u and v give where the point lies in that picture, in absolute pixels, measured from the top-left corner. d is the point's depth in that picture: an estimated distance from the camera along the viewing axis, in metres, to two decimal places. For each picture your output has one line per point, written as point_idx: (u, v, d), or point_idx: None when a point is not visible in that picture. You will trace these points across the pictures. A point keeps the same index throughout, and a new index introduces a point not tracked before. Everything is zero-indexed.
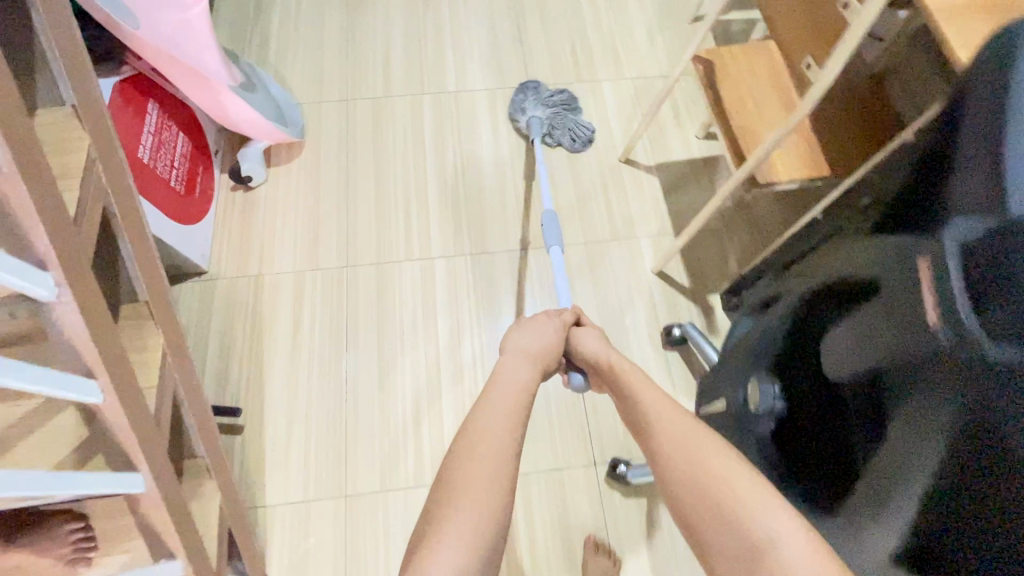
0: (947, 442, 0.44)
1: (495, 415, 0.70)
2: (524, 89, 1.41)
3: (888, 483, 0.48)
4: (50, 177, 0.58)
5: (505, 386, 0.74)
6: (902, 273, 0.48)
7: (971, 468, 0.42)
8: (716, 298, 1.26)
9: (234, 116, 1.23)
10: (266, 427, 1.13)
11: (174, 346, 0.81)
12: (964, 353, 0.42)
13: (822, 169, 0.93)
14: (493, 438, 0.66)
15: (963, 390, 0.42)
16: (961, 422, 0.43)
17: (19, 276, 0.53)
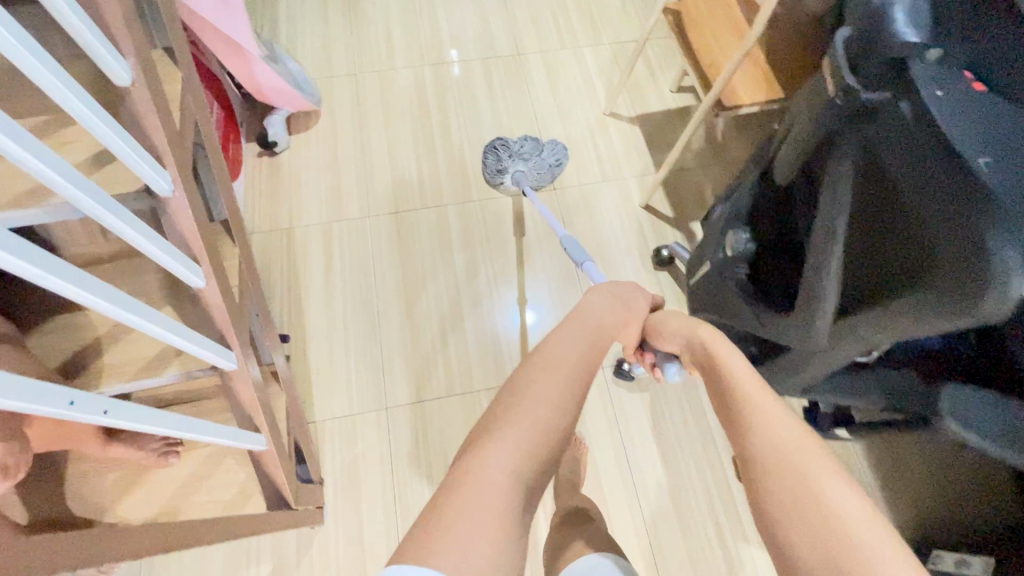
0: (849, 205, 0.56)
1: (567, 368, 0.71)
2: (496, 149, 1.31)
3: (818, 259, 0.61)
4: (161, 93, 0.72)
5: (581, 330, 0.79)
6: (811, 92, 0.59)
7: (868, 218, 0.54)
8: (697, 225, 1.44)
9: (262, 85, 1.38)
10: (310, 355, 1.27)
11: (244, 259, 0.96)
12: (847, 125, 0.53)
13: (775, 92, 1.11)
14: (569, 371, 0.70)
15: (848, 159, 0.54)
16: (853, 185, 0.54)
17: (151, 166, 0.68)
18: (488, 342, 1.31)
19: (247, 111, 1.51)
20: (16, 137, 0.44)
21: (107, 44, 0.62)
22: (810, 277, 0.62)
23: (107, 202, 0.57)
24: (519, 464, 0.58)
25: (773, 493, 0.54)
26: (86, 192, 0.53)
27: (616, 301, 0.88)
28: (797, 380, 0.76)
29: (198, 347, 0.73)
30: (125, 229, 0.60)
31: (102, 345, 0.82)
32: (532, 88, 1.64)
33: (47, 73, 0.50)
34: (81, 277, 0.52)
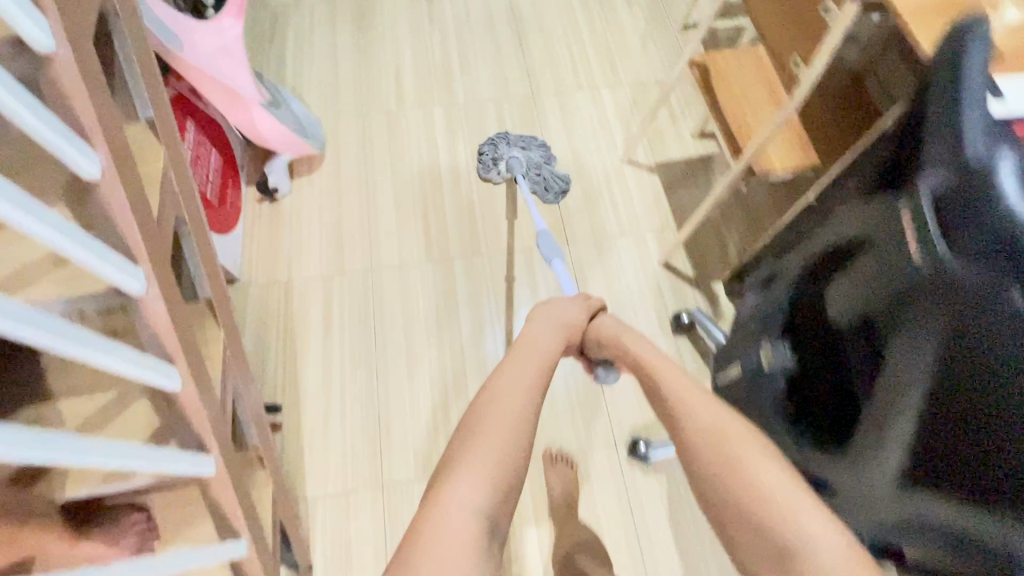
0: (932, 364, 0.51)
1: (514, 387, 0.78)
2: (494, 140, 1.47)
3: (886, 409, 0.55)
4: (137, 181, 0.65)
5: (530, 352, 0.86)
6: (889, 229, 0.55)
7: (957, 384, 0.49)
8: (720, 286, 1.35)
9: (264, 132, 1.31)
10: (304, 422, 1.20)
11: (230, 341, 0.88)
12: (939, 278, 0.48)
13: (812, 159, 1.03)
14: (515, 411, 0.75)
15: (940, 317, 0.49)
16: (941, 345, 0.50)
17: (106, 258, 0.58)
18: None
19: (249, 154, 1.45)
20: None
21: (70, 136, 0.54)
22: (876, 426, 0.57)
23: (47, 325, 0.47)
24: (476, 499, 0.66)
25: (710, 482, 0.67)
26: (21, 323, 0.44)
27: (555, 319, 0.95)
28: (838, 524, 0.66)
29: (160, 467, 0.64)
30: (66, 347, 0.50)
31: None
32: (546, 130, 1.56)
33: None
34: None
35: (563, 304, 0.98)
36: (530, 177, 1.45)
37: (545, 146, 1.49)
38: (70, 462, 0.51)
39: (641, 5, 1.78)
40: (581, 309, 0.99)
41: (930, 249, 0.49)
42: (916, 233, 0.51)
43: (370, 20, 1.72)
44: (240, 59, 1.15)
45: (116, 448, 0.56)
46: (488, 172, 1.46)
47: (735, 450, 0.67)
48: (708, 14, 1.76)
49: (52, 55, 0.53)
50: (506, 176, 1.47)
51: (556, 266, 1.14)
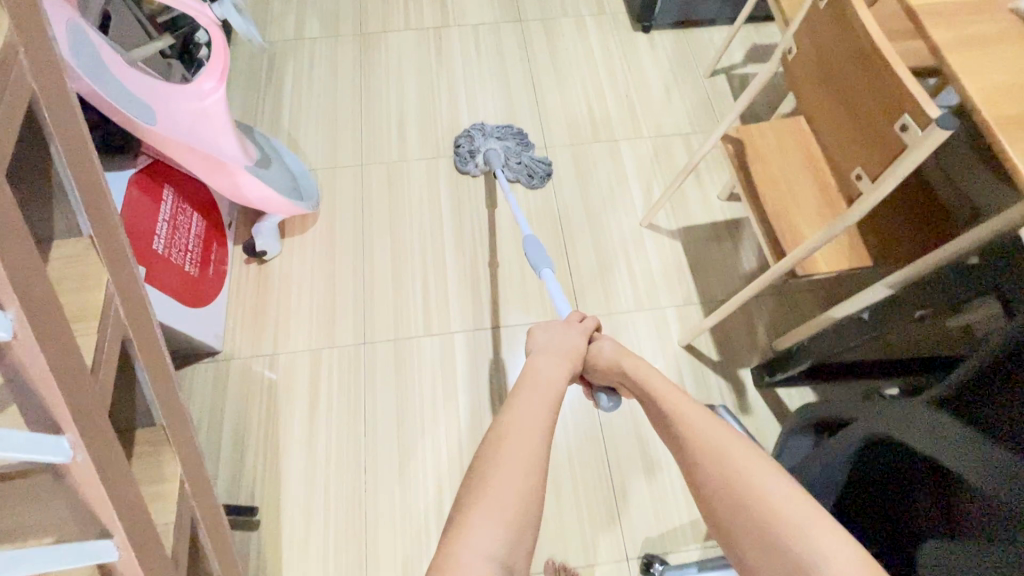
0: None
1: (523, 426, 0.68)
2: (469, 133, 1.44)
3: None
4: (67, 332, 0.55)
5: (537, 388, 0.75)
6: None
7: None
8: (747, 373, 1.22)
9: (251, 196, 1.20)
10: (283, 521, 1.09)
11: (191, 471, 0.77)
12: None
13: (863, 261, 0.90)
14: (523, 456, 0.64)
15: None
16: None
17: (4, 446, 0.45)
18: None
19: (237, 211, 1.35)
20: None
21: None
22: None
23: None
24: (497, 549, 0.57)
25: (714, 495, 0.65)
26: None
27: (555, 348, 0.84)
28: None
29: None
30: None
31: None
32: (559, 186, 1.45)
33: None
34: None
35: (562, 329, 0.88)
36: (511, 165, 1.43)
37: (521, 132, 1.47)
38: None
39: (665, 49, 1.66)
40: (579, 333, 0.88)
41: None
42: None
43: (374, 61, 1.62)
44: (220, 122, 1.06)
45: None
46: (465, 165, 1.43)
47: (738, 465, 0.64)
48: (738, 61, 1.64)
49: None
50: (484, 168, 1.44)
51: (546, 275, 1.05)
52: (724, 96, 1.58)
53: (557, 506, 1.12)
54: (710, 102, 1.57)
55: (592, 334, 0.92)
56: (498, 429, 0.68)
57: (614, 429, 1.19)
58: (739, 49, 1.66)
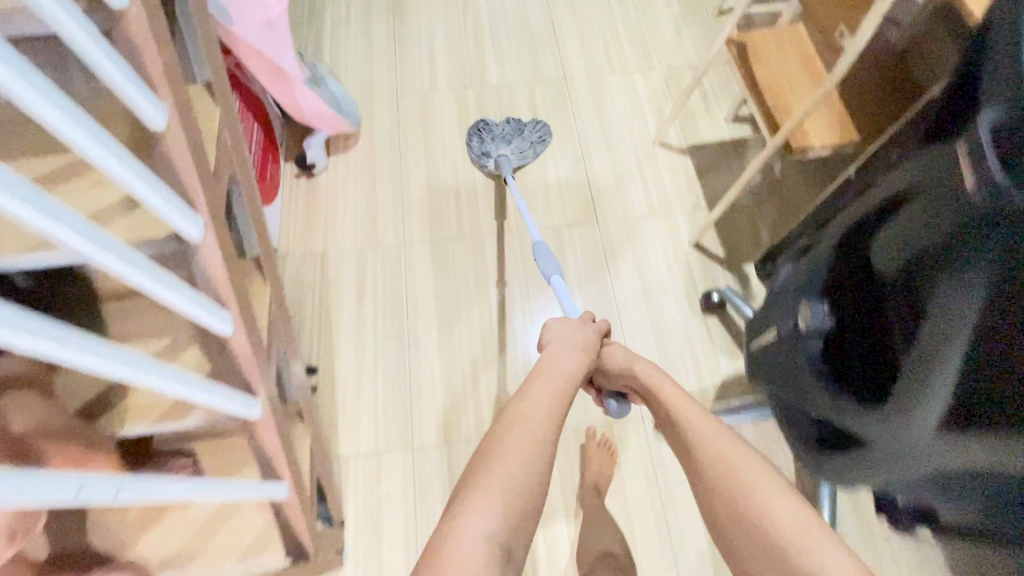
0: (976, 307, 0.48)
1: (532, 417, 0.78)
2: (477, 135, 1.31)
3: (923, 367, 0.53)
4: (197, 134, 0.69)
5: (551, 384, 0.85)
6: (938, 173, 0.51)
7: (998, 328, 0.47)
8: (751, 267, 1.34)
9: (305, 106, 1.36)
10: (338, 386, 1.24)
11: (276, 298, 0.93)
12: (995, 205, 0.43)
13: (851, 134, 1.02)
14: (533, 438, 0.75)
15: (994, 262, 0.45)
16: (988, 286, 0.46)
17: (165, 194, 0.58)
18: (519, 385, 1.25)
19: (288, 132, 1.50)
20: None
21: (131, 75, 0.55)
22: (914, 386, 0.55)
23: (150, 271, 0.52)
24: (496, 524, 0.65)
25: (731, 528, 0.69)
26: (129, 266, 0.49)
27: (569, 340, 0.96)
28: (879, 479, 0.68)
29: (227, 405, 0.71)
30: (164, 292, 0.56)
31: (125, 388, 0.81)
32: (578, 114, 1.57)
33: (40, 95, 0.40)
34: (57, 340, 0.42)
35: (573, 341, 0.96)
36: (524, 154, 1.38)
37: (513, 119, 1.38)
38: (164, 387, 0.58)
39: None
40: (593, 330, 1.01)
41: (984, 176, 0.44)
42: (968, 162, 0.46)
43: (405, 4, 1.76)
44: (284, 36, 1.18)
45: (180, 376, 0.59)
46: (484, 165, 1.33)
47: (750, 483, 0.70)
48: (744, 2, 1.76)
49: (127, 9, 0.56)
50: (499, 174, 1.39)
51: (555, 279, 1.13)
52: None
53: None
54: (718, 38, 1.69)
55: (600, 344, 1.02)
56: (511, 414, 0.78)
57: (630, 318, 1.31)
58: None
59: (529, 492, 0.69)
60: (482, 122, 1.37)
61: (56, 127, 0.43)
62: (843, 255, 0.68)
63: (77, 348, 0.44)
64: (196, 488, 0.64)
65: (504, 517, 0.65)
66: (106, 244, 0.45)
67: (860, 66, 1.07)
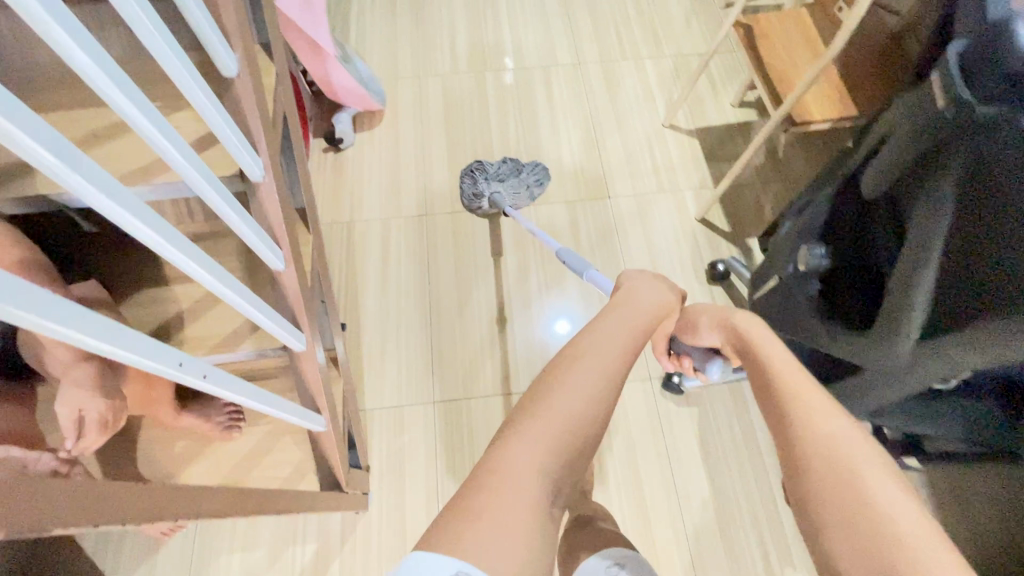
0: (948, 214, 0.57)
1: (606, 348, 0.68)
2: (471, 173, 1.40)
3: (905, 277, 0.62)
4: (258, 86, 0.78)
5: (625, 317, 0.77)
6: (914, 107, 0.61)
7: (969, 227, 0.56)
8: (754, 240, 1.42)
9: (336, 82, 1.44)
10: (364, 344, 1.32)
11: (317, 248, 1.01)
12: (966, 117, 0.53)
13: (848, 109, 1.09)
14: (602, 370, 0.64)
15: (960, 169, 0.55)
16: (957, 192, 0.55)
17: (247, 152, 0.71)
18: (534, 346, 1.32)
19: (317, 109, 1.59)
20: (119, 80, 0.43)
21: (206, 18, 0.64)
22: (894, 297, 0.63)
23: (239, 212, 0.65)
24: (547, 459, 0.54)
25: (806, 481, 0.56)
26: (229, 206, 0.62)
27: (650, 289, 0.85)
28: (871, 404, 0.75)
29: (295, 342, 0.82)
30: (246, 230, 0.68)
31: (183, 321, 0.90)
32: (592, 98, 1.65)
33: (148, 25, 0.50)
34: (176, 237, 0.51)
35: (656, 281, 0.88)
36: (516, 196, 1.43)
37: (514, 162, 1.46)
38: (257, 317, 0.70)
39: None
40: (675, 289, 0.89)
41: (958, 95, 0.54)
42: (944, 89, 0.56)
43: None
44: (321, 13, 1.27)
45: (265, 307, 0.71)
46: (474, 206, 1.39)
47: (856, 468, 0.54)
48: None
49: None
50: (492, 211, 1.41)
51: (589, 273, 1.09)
52: None
53: None
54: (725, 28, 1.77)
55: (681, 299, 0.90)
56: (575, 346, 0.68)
57: None
58: None
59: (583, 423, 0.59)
60: (477, 163, 1.44)
61: (155, 57, 0.53)
62: (839, 200, 0.76)
63: (207, 268, 0.57)
64: (272, 401, 0.71)
65: (556, 453, 0.54)
66: (212, 182, 0.58)
67: (852, 45, 1.15)
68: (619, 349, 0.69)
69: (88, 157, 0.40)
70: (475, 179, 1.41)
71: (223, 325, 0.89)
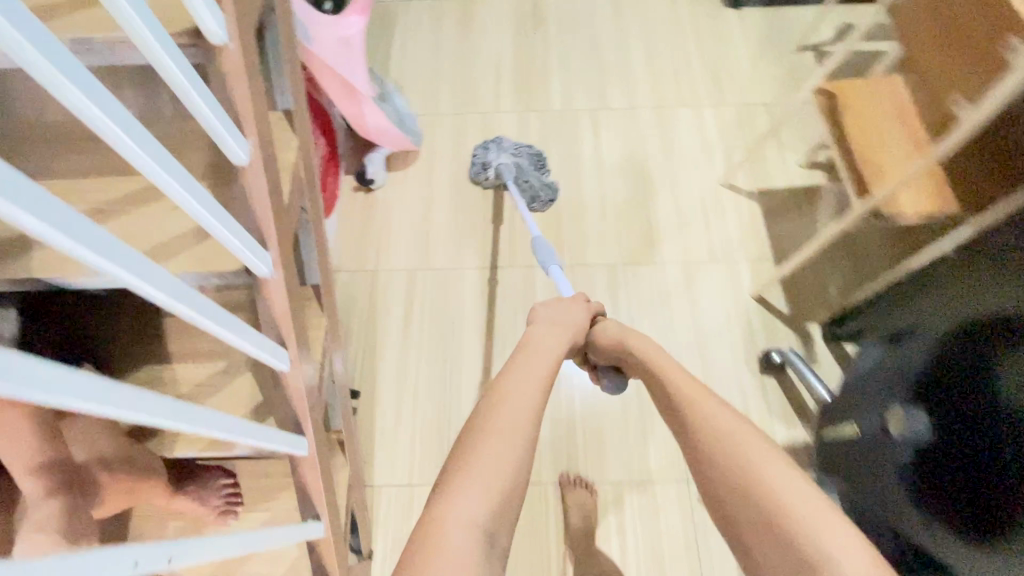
0: None
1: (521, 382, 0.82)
2: (485, 145, 1.44)
3: None
4: (273, 171, 0.69)
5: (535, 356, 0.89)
6: None
7: None
8: (816, 327, 1.27)
9: (370, 124, 1.34)
10: (378, 410, 1.23)
11: (331, 328, 0.92)
12: None
13: (948, 204, 0.94)
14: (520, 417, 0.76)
15: None
16: None
17: (248, 245, 0.60)
18: (561, 429, 1.20)
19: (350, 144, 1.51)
20: (69, 222, 0.32)
21: (216, 108, 0.56)
22: None
23: (235, 325, 0.54)
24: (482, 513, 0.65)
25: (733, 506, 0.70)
26: (224, 326, 0.51)
27: (561, 318, 1.00)
28: None
29: (293, 448, 0.72)
30: (243, 342, 0.58)
31: (180, 407, 0.81)
32: (643, 147, 1.52)
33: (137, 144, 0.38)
34: (149, 401, 0.40)
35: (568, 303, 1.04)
36: (518, 182, 1.41)
37: (539, 154, 1.45)
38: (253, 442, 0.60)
39: (754, 23, 1.71)
40: (583, 309, 1.04)
41: None
42: None
43: (475, 21, 1.74)
44: (358, 57, 1.19)
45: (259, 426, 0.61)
46: (477, 176, 1.43)
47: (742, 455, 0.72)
48: (828, 38, 1.66)
49: (222, 46, 0.58)
50: (493, 182, 1.43)
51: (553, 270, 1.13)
52: (810, 72, 1.61)
53: (624, 425, 1.21)
54: (796, 76, 1.61)
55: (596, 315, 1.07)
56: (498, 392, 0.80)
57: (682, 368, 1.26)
58: (830, 26, 1.68)
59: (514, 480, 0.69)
60: (498, 139, 1.47)
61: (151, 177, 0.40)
62: (945, 371, 0.70)
63: (191, 418, 0.46)
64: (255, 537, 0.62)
65: None
66: (200, 304, 0.47)
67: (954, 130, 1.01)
68: (540, 380, 0.83)
69: (16, 352, 0.29)
70: (488, 151, 1.43)
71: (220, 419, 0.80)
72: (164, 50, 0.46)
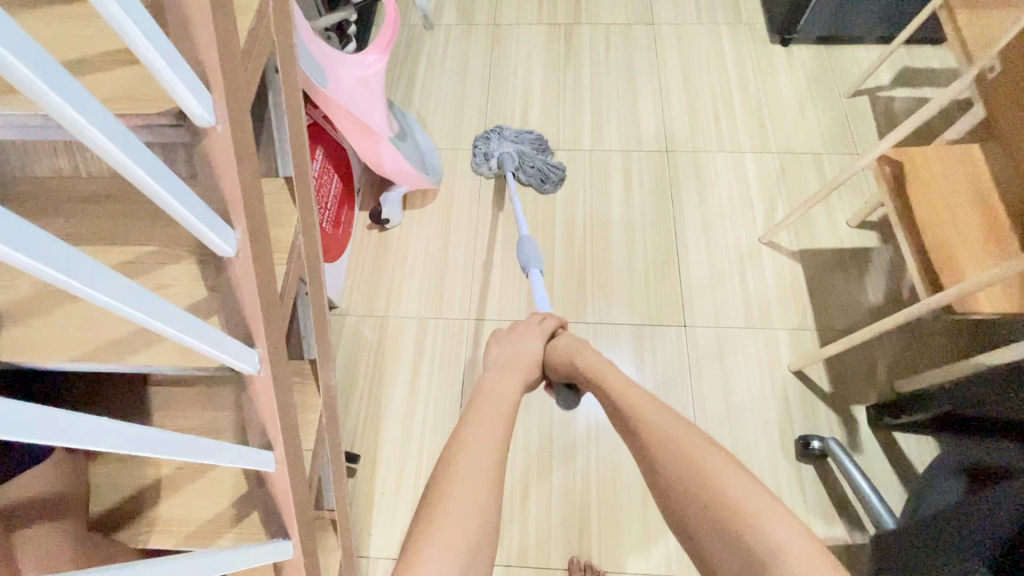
0: None
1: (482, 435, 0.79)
2: (485, 136, 1.43)
3: None
4: (266, 259, 0.61)
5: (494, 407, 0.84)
6: None
7: None
8: (861, 411, 1.15)
9: (388, 164, 1.28)
10: (378, 473, 1.16)
11: (328, 405, 0.85)
12: None
13: None
14: (480, 472, 0.73)
15: None
16: None
17: (229, 349, 0.54)
18: (573, 509, 1.11)
19: (366, 179, 1.45)
20: None
21: (204, 212, 0.49)
22: None
23: (195, 446, 0.48)
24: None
25: (694, 521, 0.70)
26: (174, 451, 0.46)
27: (512, 356, 0.97)
28: None
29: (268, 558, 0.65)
30: (213, 459, 0.52)
31: (159, 494, 0.75)
32: (676, 193, 1.42)
33: (14, 249, 0.30)
34: None
35: (528, 335, 1.02)
36: (524, 169, 1.41)
37: (541, 138, 1.45)
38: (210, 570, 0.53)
39: (803, 64, 1.60)
40: (538, 332, 1.02)
41: None
42: None
43: (505, 50, 1.66)
44: (377, 96, 1.16)
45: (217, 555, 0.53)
46: (479, 167, 1.42)
47: (698, 466, 0.72)
48: (885, 84, 1.54)
49: (212, 131, 0.52)
50: (497, 172, 1.43)
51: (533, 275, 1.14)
52: (863, 120, 1.49)
53: (642, 507, 1.11)
54: (847, 123, 1.49)
55: (552, 332, 1.04)
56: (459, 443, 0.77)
57: None
58: (887, 70, 1.56)
59: (488, 553, 0.68)
60: (497, 127, 1.46)
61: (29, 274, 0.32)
62: None
63: None
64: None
65: None
66: (142, 437, 0.41)
67: None
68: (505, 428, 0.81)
69: None
70: (489, 141, 1.42)
71: (199, 512, 0.73)
72: (123, 152, 0.38)
